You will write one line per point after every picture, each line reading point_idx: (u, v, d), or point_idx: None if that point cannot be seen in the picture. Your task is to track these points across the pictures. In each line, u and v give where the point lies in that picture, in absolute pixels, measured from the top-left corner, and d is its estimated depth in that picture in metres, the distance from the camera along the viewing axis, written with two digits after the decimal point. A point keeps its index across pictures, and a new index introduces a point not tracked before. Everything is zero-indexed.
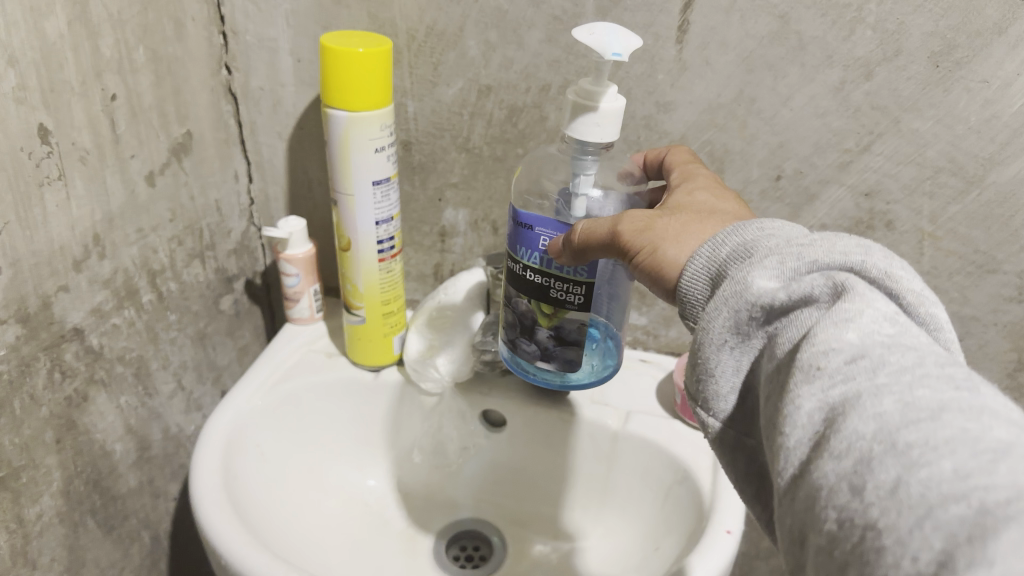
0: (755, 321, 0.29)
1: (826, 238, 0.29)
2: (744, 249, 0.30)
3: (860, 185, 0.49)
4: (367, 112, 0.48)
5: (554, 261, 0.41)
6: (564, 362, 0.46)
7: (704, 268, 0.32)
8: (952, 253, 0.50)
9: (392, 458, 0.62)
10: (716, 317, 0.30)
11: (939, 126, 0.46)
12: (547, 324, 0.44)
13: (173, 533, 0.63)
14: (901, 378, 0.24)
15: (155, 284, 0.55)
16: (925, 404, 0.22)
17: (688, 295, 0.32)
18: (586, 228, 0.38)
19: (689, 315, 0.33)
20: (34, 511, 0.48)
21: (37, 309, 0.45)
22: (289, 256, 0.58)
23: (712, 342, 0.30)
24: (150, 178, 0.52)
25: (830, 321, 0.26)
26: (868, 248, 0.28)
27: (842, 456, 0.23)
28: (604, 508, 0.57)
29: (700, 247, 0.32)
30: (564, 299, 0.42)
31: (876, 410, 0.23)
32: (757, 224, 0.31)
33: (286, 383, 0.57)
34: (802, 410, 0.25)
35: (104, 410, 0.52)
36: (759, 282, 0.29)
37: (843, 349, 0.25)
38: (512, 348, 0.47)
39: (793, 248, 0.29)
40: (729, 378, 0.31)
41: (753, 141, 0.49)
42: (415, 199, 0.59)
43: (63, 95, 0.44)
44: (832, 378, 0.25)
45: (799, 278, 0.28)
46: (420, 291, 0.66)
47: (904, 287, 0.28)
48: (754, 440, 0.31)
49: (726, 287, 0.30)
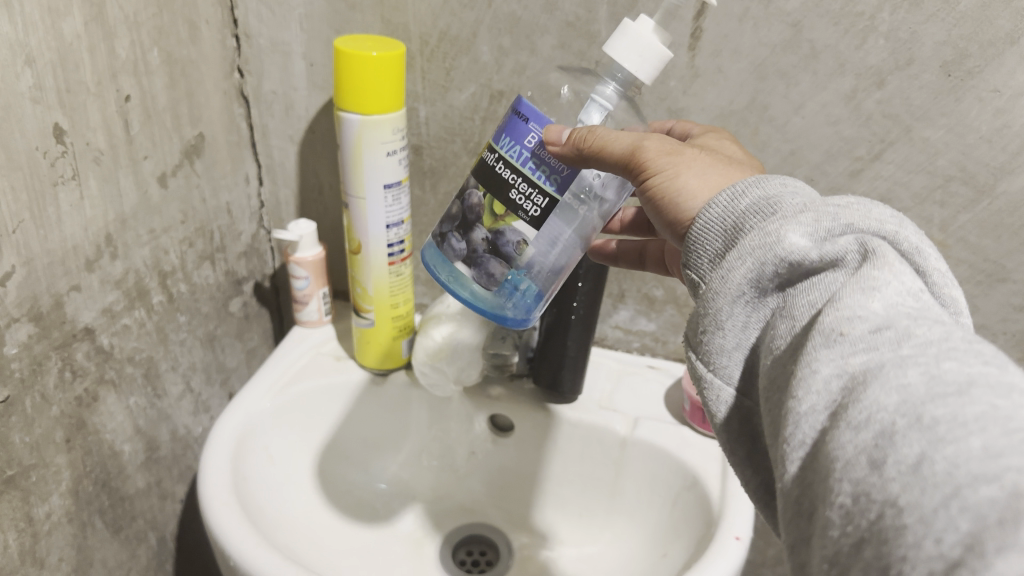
0: (776, 279, 0.29)
1: (858, 203, 0.29)
2: (769, 204, 0.30)
3: (871, 193, 0.49)
4: (379, 117, 0.48)
5: (532, 159, 0.39)
6: (483, 277, 0.42)
7: (720, 217, 0.32)
8: (962, 262, 0.50)
9: (399, 459, 0.62)
10: (738, 268, 0.30)
11: (950, 135, 0.46)
12: (489, 225, 0.41)
13: (179, 535, 0.63)
14: (927, 350, 0.24)
15: (165, 285, 0.55)
16: (952, 377, 0.23)
17: (699, 243, 0.32)
18: (600, 135, 0.36)
19: (699, 265, 0.33)
20: (43, 510, 0.48)
21: (49, 308, 0.45)
22: (299, 259, 0.58)
23: (728, 293, 0.30)
24: (162, 178, 0.53)
25: (858, 286, 0.27)
26: (899, 222, 0.29)
27: (861, 428, 0.23)
28: (611, 514, 0.57)
29: (719, 195, 0.32)
30: (521, 205, 0.40)
31: (900, 381, 0.23)
32: (782, 182, 0.31)
33: (298, 385, 0.58)
34: (818, 374, 0.25)
35: (114, 410, 0.52)
36: (791, 238, 0.29)
37: (868, 318, 0.26)
38: (439, 242, 0.43)
39: (827, 207, 0.29)
40: (736, 334, 0.31)
41: (765, 148, 0.49)
42: (426, 203, 0.59)
43: (79, 96, 0.44)
44: (854, 344, 0.25)
45: (831, 239, 0.28)
46: (429, 295, 0.66)
47: (930, 265, 0.28)
48: (751, 401, 0.31)
49: (751, 239, 0.30)
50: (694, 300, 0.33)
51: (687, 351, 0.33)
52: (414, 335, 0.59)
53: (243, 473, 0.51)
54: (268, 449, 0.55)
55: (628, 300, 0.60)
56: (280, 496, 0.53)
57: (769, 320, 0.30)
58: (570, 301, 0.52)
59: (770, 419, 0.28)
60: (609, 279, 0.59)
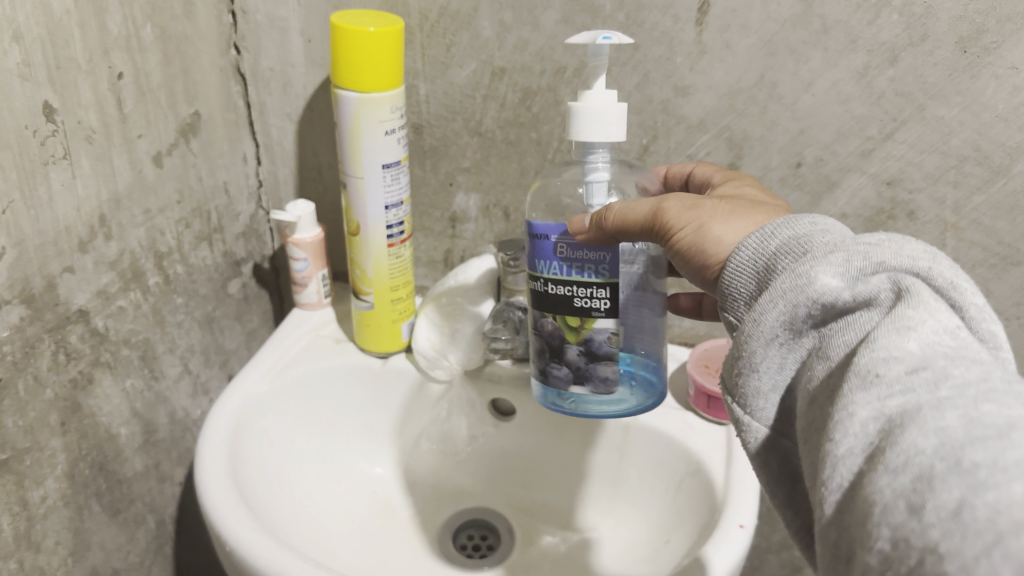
0: (810, 320, 0.29)
1: (891, 239, 0.28)
2: (801, 244, 0.30)
3: (882, 173, 0.48)
4: (378, 94, 0.47)
5: (574, 265, 0.40)
6: (599, 384, 0.42)
7: (752, 259, 0.31)
8: (975, 245, 0.48)
9: (399, 444, 0.62)
10: (771, 311, 0.29)
11: (965, 114, 0.44)
12: (575, 340, 0.41)
13: (179, 517, 0.63)
14: (965, 392, 0.23)
15: (162, 266, 0.54)
16: (992, 420, 0.22)
17: (732, 286, 0.32)
18: (620, 211, 0.37)
19: (734, 308, 0.32)
20: (38, 494, 0.47)
21: (42, 290, 0.44)
22: (297, 240, 0.57)
23: (761, 336, 0.30)
24: (158, 158, 0.52)
25: (893, 325, 0.26)
26: (934, 257, 0.28)
27: (899, 471, 0.22)
28: (614, 501, 0.56)
29: (748, 238, 0.32)
30: (589, 306, 0.40)
31: (937, 423, 0.22)
32: (812, 221, 0.31)
33: (293, 369, 0.57)
34: (855, 418, 0.25)
35: (110, 393, 0.52)
36: (822, 278, 0.28)
37: (905, 358, 0.25)
38: (542, 380, 0.44)
39: (858, 245, 0.28)
40: (772, 376, 0.30)
41: (774, 127, 0.48)
42: (426, 182, 0.58)
43: (70, 73, 0.43)
44: (891, 386, 0.24)
45: (863, 278, 0.27)
46: (429, 277, 0.64)
47: (967, 300, 0.27)
48: (790, 441, 0.30)
49: (783, 280, 0.29)
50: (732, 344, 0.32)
51: (725, 396, 0.32)
52: (415, 317, 0.58)
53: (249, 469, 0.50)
54: (266, 433, 0.54)
55: None
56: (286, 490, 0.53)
57: (806, 361, 0.29)
58: None
59: (808, 461, 0.27)
60: None
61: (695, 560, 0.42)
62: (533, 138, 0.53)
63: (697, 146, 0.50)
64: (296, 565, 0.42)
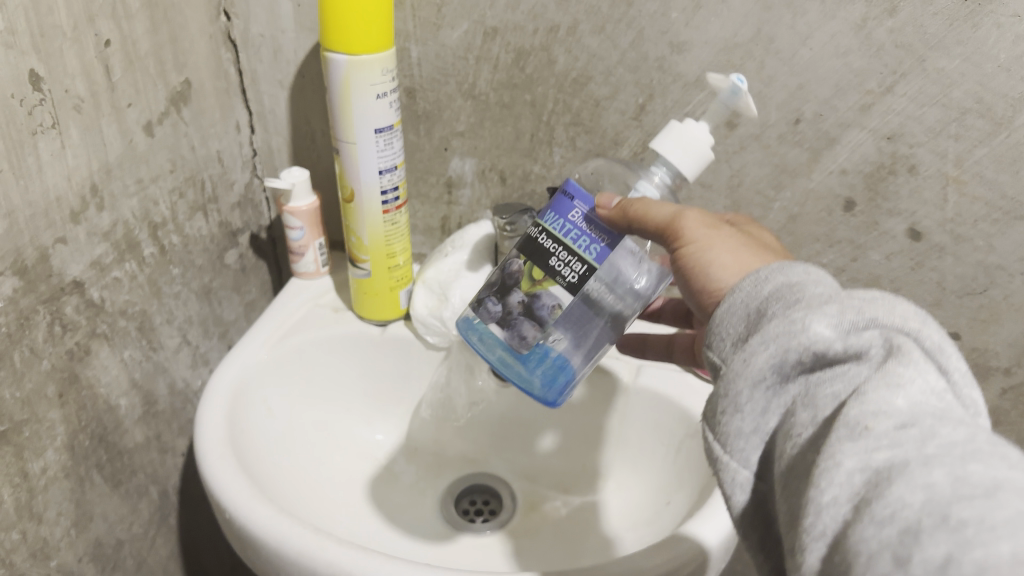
0: (800, 367, 0.28)
1: (883, 298, 0.28)
2: (794, 292, 0.29)
3: (882, 128, 0.47)
4: (367, 56, 0.46)
5: (576, 231, 0.39)
6: (515, 339, 0.41)
7: (744, 302, 0.31)
8: (978, 199, 0.47)
9: (400, 412, 0.61)
10: (759, 353, 0.29)
11: (966, 65, 0.43)
12: (527, 289, 0.40)
13: (181, 488, 0.63)
14: (952, 451, 0.23)
15: (156, 237, 0.54)
16: (978, 480, 0.22)
17: (721, 326, 0.31)
18: (636, 206, 0.37)
19: (719, 348, 0.31)
20: (38, 465, 0.47)
21: (35, 262, 0.44)
22: (292, 208, 0.57)
23: (749, 377, 0.29)
24: (148, 127, 0.51)
25: (883, 381, 0.26)
26: (923, 319, 0.28)
27: (886, 523, 0.23)
28: (616, 464, 0.56)
29: (741, 283, 0.31)
30: (560, 270, 0.39)
31: (925, 480, 0.23)
32: (805, 270, 0.31)
33: (293, 338, 0.57)
34: (841, 467, 0.25)
35: (107, 364, 0.52)
36: (816, 327, 0.28)
37: (893, 415, 0.25)
38: (474, 307, 0.43)
39: (852, 299, 0.28)
40: (754, 418, 0.29)
41: (771, 83, 0.47)
42: (421, 148, 0.57)
43: (54, 41, 0.42)
44: (879, 440, 0.25)
45: (856, 332, 0.27)
46: (427, 245, 0.64)
47: (953, 363, 0.27)
48: (764, 486, 0.30)
49: (776, 325, 0.29)
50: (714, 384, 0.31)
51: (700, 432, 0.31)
52: (413, 284, 0.58)
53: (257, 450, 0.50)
54: (267, 403, 0.54)
55: None
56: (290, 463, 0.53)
57: (789, 407, 0.29)
58: None
59: (788, 509, 0.27)
60: None
61: (685, 533, 0.42)
62: (527, 99, 0.52)
63: (694, 104, 0.49)
64: (296, 533, 0.42)
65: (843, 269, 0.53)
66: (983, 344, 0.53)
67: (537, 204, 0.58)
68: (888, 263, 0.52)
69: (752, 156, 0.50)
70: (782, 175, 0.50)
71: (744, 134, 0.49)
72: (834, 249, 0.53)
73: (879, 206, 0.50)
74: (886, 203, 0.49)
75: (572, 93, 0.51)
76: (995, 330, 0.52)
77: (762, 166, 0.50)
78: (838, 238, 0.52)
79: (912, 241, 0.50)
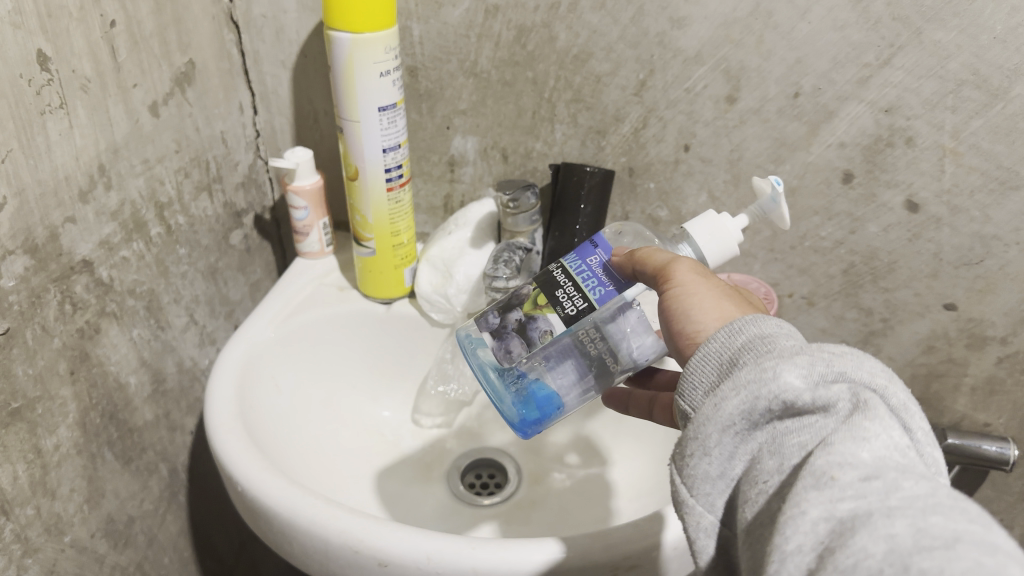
0: (769, 415, 0.29)
1: (850, 353, 0.29)
2: (766, 343, 0.30)
3: (879, 100, 0.47)
4: (371, 34, 0.46)
5: (588, 272, 0.40)
6: (500, 352, 0.42)
7: (717, 349, 0.31)
8: (975, 169, 0.48)
9: (406, 388, 0.62)
10: (730, 400, 0.29)
11: (962, 37, 0.44)
12: (527, 309, 0.41)
13: (191, 466, 0.64)
14: (915, 503, 0.24)
15: (163, 217, 0.54)
16: (939, 531, 0.23)
17: (693, 373, 0.32)
18: (643, 253, 0.38)
19: (689, 394, 0.32)
20: (51, 442, 0.48)
21: (45, 240, 0.45)
22: (296, 187, 0.57)
23: (718, 422, 0.29)
24: (154, 108, 0.51)
25: (850, 433, 0.27)
26: (889, 376, 0.29)
27: (848, 572, 0.23)
28: (619, 433, 0.57)
29: (715, 332, 0.32)
30: (561, 300, 0.40)
31: (887, 530, 0.23)
32: (777, 323, 0.31)
33: (299, 317, 0.57)
34: (806, 516, 0.26)
35: (117, 342, 0.52)
36: (786, 377, 0.28)
37: (858, 466, 0.26)
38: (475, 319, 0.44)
39: (822, 352, 0.29)
40: (721, 462, 0.30)
41: (770, 57, 0.48)
42: (423, 127, 0.58)
43: (61, 21, 0.43)
44: (844, 490, 0.25)
45: (824, 384, 0.28)
46: (430, 224, 0.64)
47: (915, 423, 0.29)
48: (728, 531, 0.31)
49: (747, 373, 0.29)
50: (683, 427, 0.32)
51: (669, 475, 0.32)
52: (417, 262, 0.59)
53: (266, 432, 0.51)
54: (274, 379, 0.55)
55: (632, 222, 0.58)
56: (297, 442, 0.54)
57: (756, 455, 0.29)
58: (573, 224, 0.53)
59: (751, 555, 0.28)
60: (612, 200, 0.57)
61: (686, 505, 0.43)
62: (529, 76, 0.53)
63: (694, 79, 0.50)
64: (310, 503, 0.43)
65: (841, 242, 0.54)
66: (980, 314, 0.54)
67: (539, 181, 0.58)
68: (886, 235, 0.52)
69: (752, 130, 0.51)
70: (781, 148, 0.51)
71: (744, 108, 0.50)
72: (833, 222, 0.53)
73: (877, 178, 0.50)
74: (884, 175, 0.50)
75: (574, 70, 0.52)
76: (992, 300, 0.53)
77: (762, 140, 0.51)
78: (837, 210, 0.53)
79: (909, 213, 0.51)
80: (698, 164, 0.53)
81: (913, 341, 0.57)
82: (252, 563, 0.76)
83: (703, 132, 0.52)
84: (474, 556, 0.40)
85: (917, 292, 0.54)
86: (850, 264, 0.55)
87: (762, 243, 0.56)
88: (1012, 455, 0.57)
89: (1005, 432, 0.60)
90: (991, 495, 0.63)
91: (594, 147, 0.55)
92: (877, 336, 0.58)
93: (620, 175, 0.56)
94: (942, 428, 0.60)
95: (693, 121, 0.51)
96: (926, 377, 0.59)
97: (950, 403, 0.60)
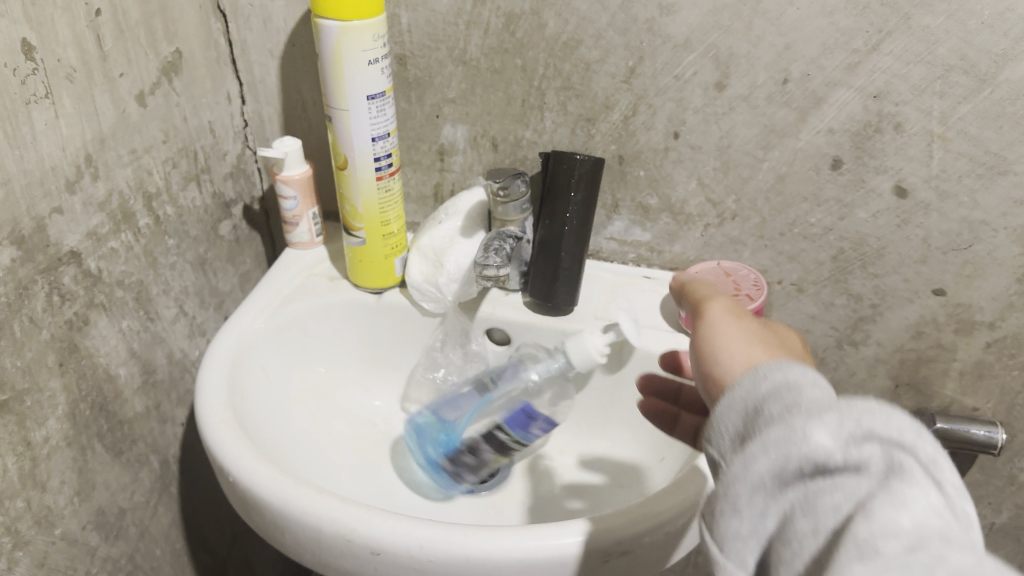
0: (800, 476, 0.29)
1: (877, 409, 0.30)
2: (790, 393, 0.31)
3: (868, 86, 0.47)
4: (359, 22, 0.46)
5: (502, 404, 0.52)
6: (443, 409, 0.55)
7: (744, 399, 0.32)
8: (963, 154, 0.48)
9: (397, 377, 0.62)
10: (762, 455, 0.30)
11: (951, 22, 0.44)
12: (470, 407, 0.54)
13: (182, 458, 0.63)
14: None
15: (151, 207, 0.54)
16: None
17: (726, 424, 0.33)
18: (691, 285, 0.42)
19: (722, 456, 0.32)
20: (41, 434, 0.48)
21: (32, 232, 0.44)
22: (285, 177, 0.57)
23: (750, 481, 0.30)
24: (141, 98, 0.51)
25: (887, 500, 0.27)
26: (918, 431, 0.29)
27: None
28: (610, 421, 0.57)
29: (739, 381, 0.33)
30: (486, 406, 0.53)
31: None
32: (799, 369, 0.32)
33: (288, 307, 0.57)
34: None
35: (106, 334, 0.52)
36: (817, 438, 0.29)
37: (900, 535, 0.26)
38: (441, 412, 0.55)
39: (849, 404, 0.29)
40: (756, 520, 0.30)
41: (759, 43, 0.47)
42: (412, 116, 0.58)
43: (46, 9, 0.42)
44: (887, 562, 0.25)
45: (854, 445, 0.28)
46: (420, 213, 0.64)
47: (947, 477, 0.28)
48: None
49: (778, 429, 0.30)
50: (717, 479, 0.33)
51: (702, 537, 0.32)
52: (408, 252, 0.58)
53: (255, 424, 0.51)
54: (264, 369, 0.55)
55: (622, 210, 0.58)
56: (286, 433, 0.53)
57: (788, 516, 0.30)
58: (563, 211, 0.53)
59: None
60: (602, 188, 0.57)
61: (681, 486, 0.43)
62: (518, 64, 0.53)
63: (684, 66, 0.50)
64: (301, 493, 0.43)
65: (830, 228, 0.54)
66: (968, 298, 0.54)
67: (529, 170, 0.58)
68: (875, 221, 0.52)
69: (741, 117, 0.51)
70: (771, 135, 0.51)
71: (733, 95, 0.50)
72: (822, 209, 0.53)
73: (866, 164, 0.50)
74: (872, 161, 0.50)
75: (563, 58, 0.51)
76: (980, 285, 0.53)
77: (751, 127, 0.51)
78: (826, 196, 0.53)
79: (898, 199, 0.51)
80: (687, 151, 0.53)
81: (902, 327, 0.57)
82: (244, 554, 0.76)
83: (693, 119, 0.52)
84: (467, 543, 0.40)
85: (906, 277, 0.55)
86: (839, 251, 0.55)
87: (751, 230, 0.56)
88: (1000, 438, 0.57)
89: (993, 417, 0.60)
90: (979, 479, 0.64)
91: (584, 135, 0.55)
92: (867, 322, 0.58)
93: (609, 163, 0.55)
94: (931, 412, 0.60)
95: (683, 108, 0.51)
96: (915, 362, 0.59)
97: (939, 388, 0.60)
